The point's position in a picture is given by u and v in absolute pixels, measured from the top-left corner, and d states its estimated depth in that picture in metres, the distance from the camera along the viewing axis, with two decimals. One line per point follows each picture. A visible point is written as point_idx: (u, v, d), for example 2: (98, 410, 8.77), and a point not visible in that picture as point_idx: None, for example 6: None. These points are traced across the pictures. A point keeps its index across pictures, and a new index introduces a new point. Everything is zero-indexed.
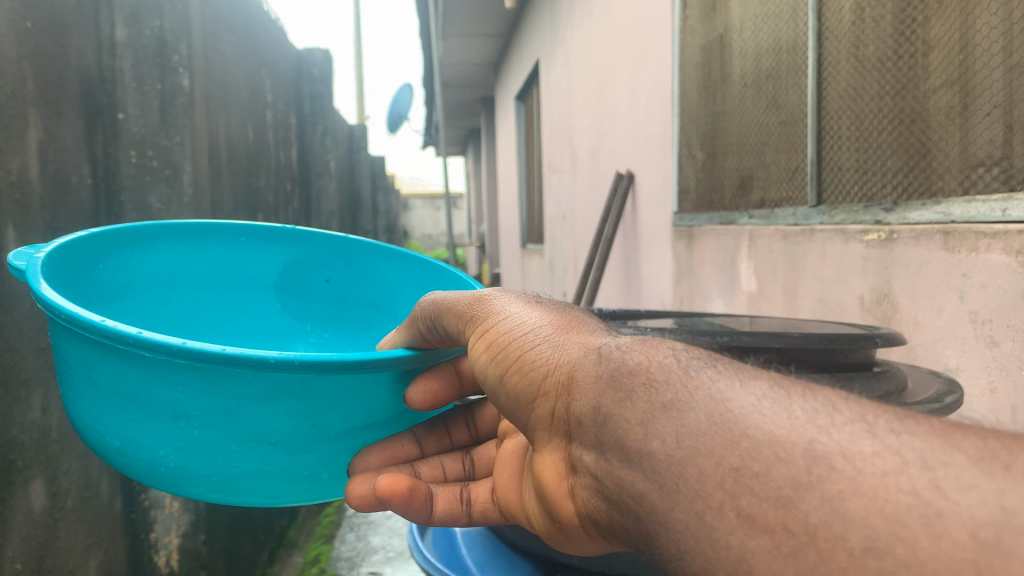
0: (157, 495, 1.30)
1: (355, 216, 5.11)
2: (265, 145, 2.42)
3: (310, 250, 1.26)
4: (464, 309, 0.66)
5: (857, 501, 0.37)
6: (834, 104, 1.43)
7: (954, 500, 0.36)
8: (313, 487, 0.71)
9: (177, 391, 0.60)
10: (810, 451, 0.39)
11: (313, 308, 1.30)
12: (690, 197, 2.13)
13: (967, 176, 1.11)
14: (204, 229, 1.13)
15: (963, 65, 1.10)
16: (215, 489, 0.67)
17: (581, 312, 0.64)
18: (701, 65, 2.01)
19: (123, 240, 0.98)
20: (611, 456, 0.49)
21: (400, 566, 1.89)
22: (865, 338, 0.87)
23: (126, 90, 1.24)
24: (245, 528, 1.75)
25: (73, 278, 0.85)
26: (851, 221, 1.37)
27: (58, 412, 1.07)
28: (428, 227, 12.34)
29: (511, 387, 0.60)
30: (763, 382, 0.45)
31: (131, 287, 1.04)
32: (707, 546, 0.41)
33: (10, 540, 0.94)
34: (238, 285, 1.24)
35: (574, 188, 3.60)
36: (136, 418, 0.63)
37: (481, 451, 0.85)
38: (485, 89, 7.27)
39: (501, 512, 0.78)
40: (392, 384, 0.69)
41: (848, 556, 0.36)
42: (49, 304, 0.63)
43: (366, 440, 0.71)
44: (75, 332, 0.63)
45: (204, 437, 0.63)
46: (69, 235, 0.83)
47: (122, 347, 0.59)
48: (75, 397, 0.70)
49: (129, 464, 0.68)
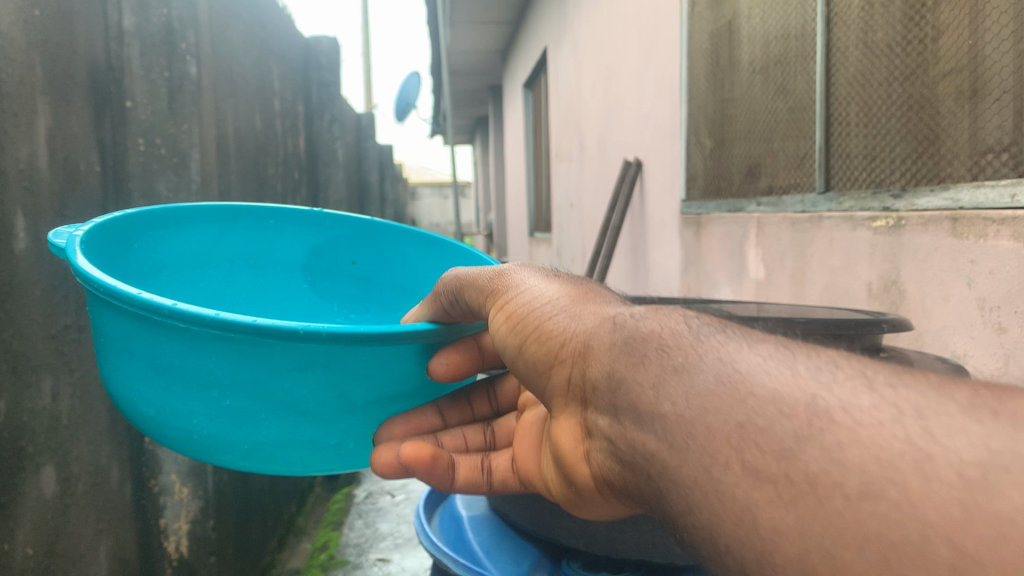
0: (167, 480, 1.32)
1: (363, 203, 5.13)
2: (274, 134, 2.43)
3: (338, 232, 1.26)
4: (485, 284, 0.68)
5: (854, 450, 0.37)
6: (842, 90, 1.42)
7: (945, 445, 0.35)
8: (339, 457, 0.72)
9: (209, 360, 0.62)
10: (812, 406, 0.39)
11: (339, 289, 1.30)
12: (697, 185, 2.12)
13: (976, 162, 1.10)
14: (235, 210, 1.15)
15: (973, 50, 1.09)
16: (245, 457, 0.68)
17: (598, 285, 0.65)
18: (709, 53, 2.00)
19: (157, 220, 0.99)
20: (625, 419, 0.49)
21: (409, 552, 1.90)
22: (871, 324, 0.88)
23: (133, 79, 1.25)
24: (254, 515, 1.77)
25: (111, 255, 0.87)
26: (858, 209, 1.37)
27: (68, 399, 1.07)
28: (435, 216, 12.29)
29: (529, 357, 0.60)
30: (770, 344, 0.45)
31: (163, 267, 1.05)
32: (712, 499, 0.41)
33: (20, 526, 0.95)
34: (269, 267, 1.24)
35: (582, 177, 3.59)
36: (171, 388, 0.65)
37: (502, 422, 0.85)
38: (492, 77, 7.25)
39: (521, 481, 0.78)
40: (416, 356, 0.69)
41: (845, 501, 0.36)
42: (87, 278, 0.64)
43: (391, 410, 0.72)
44: (113, 305, 0.64)
45: (235, 406, 0.64)
46: (110, 213, 0.84)
47: (157, 318, 0.61)
48: (112, 369, 0.71)
49: (162, 433, 0.70)
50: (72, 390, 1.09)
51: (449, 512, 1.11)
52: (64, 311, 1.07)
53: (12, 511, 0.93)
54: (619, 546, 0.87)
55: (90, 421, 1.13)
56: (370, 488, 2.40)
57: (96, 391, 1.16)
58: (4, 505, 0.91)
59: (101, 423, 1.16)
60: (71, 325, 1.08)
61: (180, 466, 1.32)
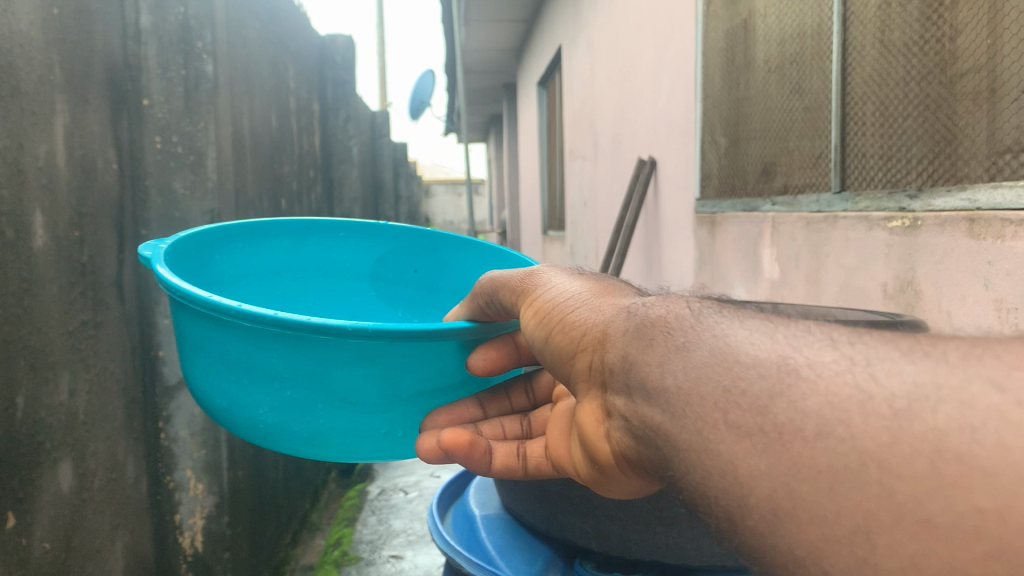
0: (182, 477, 1.33)
1: (377, 201, 5.14)
2: (289, 132, 2.44)
3: (402, 242, 1.32)
4: (516, 284, 0.69)
5: (814, 399, 0.39)
6: (858, 90, 1.42)
7: (884, 386, 0.37)
8: (390, 445, 0.76)
9: (271, 356, 0.68)
10: (783, 365, 0.41)
11: (402, 297, 1.36)
12: (712, 183, 2.11)
13: (993, 163, 1.09)
14: (306, 224, 1.24)
15: (991, 49, 1.08)
16: (305, 444, 0.74)
17: (622, 282, 0.65)
18: (725, 51, 1.99)
19: (232, 236, 1.08)
20: (636, 397, 0.49)
21: (422, 549, 1.90)
22: (884, 325, 0.85)
23: (150, 77, 1.26)
24: (269, 511, 1.78)
25: (194, 265, 0.97)
26: (874, 208, 1.36)
27: (85, 395, 1.08)
28: (450, 214, 12.27)
29: (553, 347, 0.61)
30: (758, 319, 0.46)
31: (241, 276, 1.16)
32: (703, 457, 0.42)
33: (39, 520, 0.96)
34: (337, 277, 1.32)
35: (596, 174, 3.58)
36: (239, 381, 0.72)
37: (539, 413, 0.84)
38: (507, 74, 7.22)
39: (554, 466, 0.76)
40: (456, 352, 0.73)
41: (803, 441, 0.38)
42: (167, 284, 0.73)
43: (436, 402, 0.75)
44: (189, 308, 0.72)
45: (294, 397, 0.70)
46: (189, 231, 0.93)
47: (226, 318, 0.68)
48: (190, 365, 0.79)
49: (234, 424, 0.77)
50: (90, 386, 1.10)
51: (462, 510, 1.13)
52: (82, 308, 1.08)
53: (30, 506, 0.94)
54: (632, 547, 0.87)
55: (107, 417, 1.14)
56: (383, 485, 2.41)
57: (113, 386, 1.17)
58: (22, 498, 0.92)
59: (117, 419, 1.17)
60: (87, 321, 1.09)
61: (195, 462, 1.34)
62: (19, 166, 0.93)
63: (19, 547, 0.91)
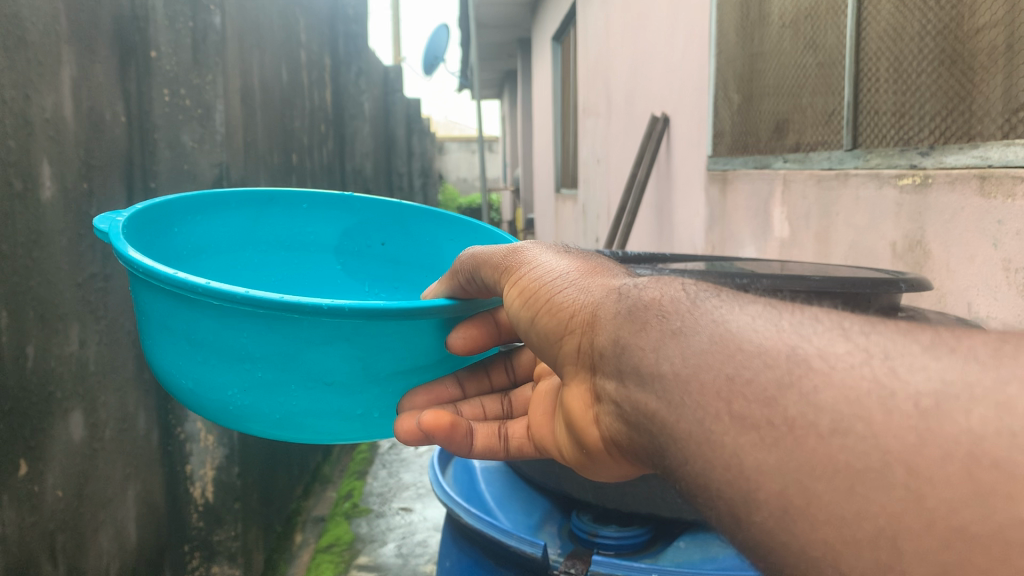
0: (193, 428, 1.35)
1: (389, 156, 5.12)
2: (298, 84, 2.42)
3: (366, 215, 1.33)
4: (499, 261, 0.68)
5: (829, 393, 0.38)
6: (872, 46, 1.39)
7: (906, 381, 0.37)
8: (365, 427, 0.76)
9: (241, 334, 0.68)
10: (793, 355, 0.40)
11: (369, 270, 1.36)
12: (725, 140, 2.09)
13: (1007, 120, 1.07)
14: (267, 194, 1.23)
15: (1010, 3, 1.06)
16: (277, 426, 0.74)
17: (611, 261, 0.65)
18: (739, 5, 1.96)
19: (195, 206, 1.09)
20: (628, 382, 0.49)
21: (430, 502, 1.94)
22: (888, 283, 0.84)
23: (157, 28, 1.24)
24: (280, 461, 1.80)
25: (152, 238, 0.97)
26: (886, 166, 1.34)
27: (95, 346, 1.09)
28: (465, 171, 12.18)
29: (540, 328, 0.60)
30: (759, 304, 0.45)
31: (203, 249, 1.15)
32: (704, 448, 0.42)
33: (50, 467, 0.97)
34: (301, 250, 1.32)
35: (610, 131, 3.54)
36: (207, 360, 0.72)
37: (519, 393, 0.85)
38: (522, 28, 7.12)
39: (536, 448, 0.76)
40: (434, 330, 0.73)
41: (817, 437, 0.38)
42: (129, 260, 0.72)
43: (414, 382, 0.76)
44: (152, 285, 0.72)
45: (267, 377, 0.70)
46: (145, 202, 0.94)
47: (194, 296, 0.68)
48: (154, 343, 0.79)
49: (202, 404, 0.77)
50: (100, 337, 1.11)
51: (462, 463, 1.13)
52: (91, 260, 1.08)
53: (42, 454, 0.95)
54: (629, 500, 0.89)
55: (117, 369, 1.15)
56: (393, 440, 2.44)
57: (122, 338, 1.17)
58: (33, 447, 0.93)
59: (128, 371, 1.19)
60: (95, 273, 1.10)
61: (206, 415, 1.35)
62: (26, 117, 0.93)
63: (30, 495, 0.93)
